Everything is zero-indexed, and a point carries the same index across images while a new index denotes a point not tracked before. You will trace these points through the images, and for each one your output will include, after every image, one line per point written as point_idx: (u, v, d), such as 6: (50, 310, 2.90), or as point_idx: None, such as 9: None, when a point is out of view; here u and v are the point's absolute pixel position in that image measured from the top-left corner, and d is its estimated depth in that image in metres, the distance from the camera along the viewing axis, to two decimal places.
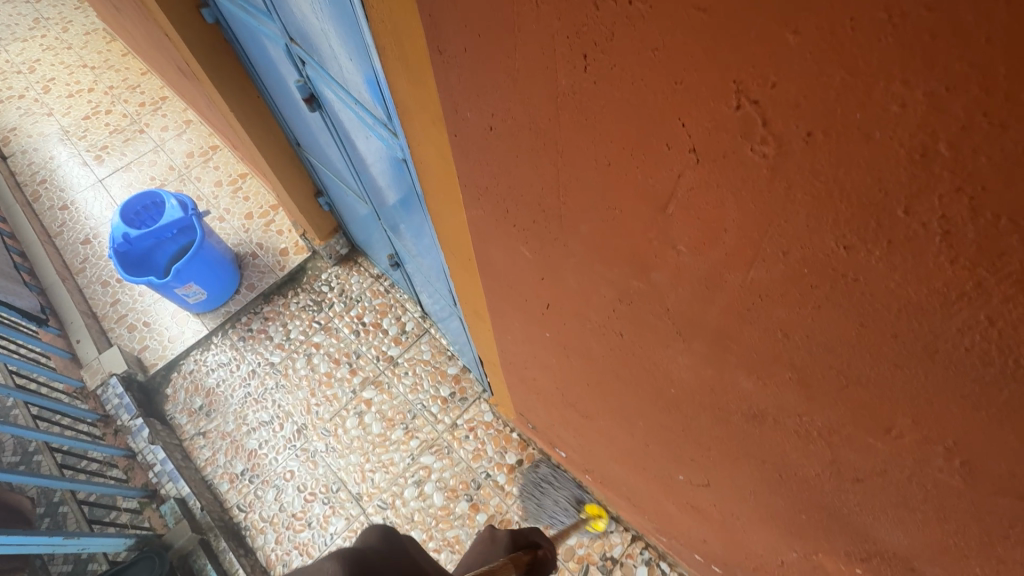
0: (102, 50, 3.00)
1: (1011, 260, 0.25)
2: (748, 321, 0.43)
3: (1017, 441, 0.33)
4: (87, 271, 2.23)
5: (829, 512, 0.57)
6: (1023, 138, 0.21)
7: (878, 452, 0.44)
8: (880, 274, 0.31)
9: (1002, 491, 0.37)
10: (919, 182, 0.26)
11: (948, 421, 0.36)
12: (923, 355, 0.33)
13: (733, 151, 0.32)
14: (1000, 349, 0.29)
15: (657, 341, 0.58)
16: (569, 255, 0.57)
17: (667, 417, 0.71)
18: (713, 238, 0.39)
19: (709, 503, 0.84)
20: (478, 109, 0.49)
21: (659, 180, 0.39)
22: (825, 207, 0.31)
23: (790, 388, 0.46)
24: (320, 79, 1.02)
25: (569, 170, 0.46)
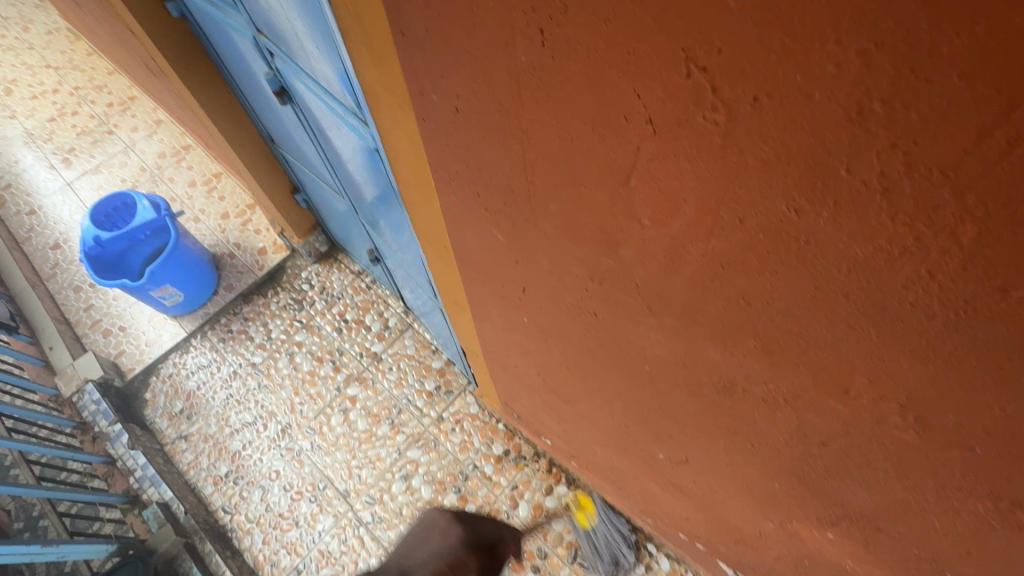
0: (66, 50, 2.91)
1: (944, 212, 0.26)
2: (712, 292, 0.44)
3: (963, 392, 0.34)
4: (58, 277, 2.17)
5: (800, 478, 0.59)
6: (947, 92, 0.23)
7: (839, 414, 0.45)
8: (828, 236, 0.32)
9: (953, 443, 0.38)
10: (858, 142, 0.27)
11: (901, 377, 0.37)
12: (874, 315, 0.35)
13: (687, 120, 0.33)
14: (941, 302, 0.30)
15: (629, 319, 0.59)
16: (541, 236, 0.58)
17: (644, 395, 0.73)
18: (674, 209, 0.40)
19: (689, 479, 0.86)
20: (443, 91, 0.50)
21: (620, 154, 0.39)
22: (775, 172, 0.32)
23: (755, 357, 0.47)
24: (289, 71, 1.01)
25: (535, 149, 0.46)
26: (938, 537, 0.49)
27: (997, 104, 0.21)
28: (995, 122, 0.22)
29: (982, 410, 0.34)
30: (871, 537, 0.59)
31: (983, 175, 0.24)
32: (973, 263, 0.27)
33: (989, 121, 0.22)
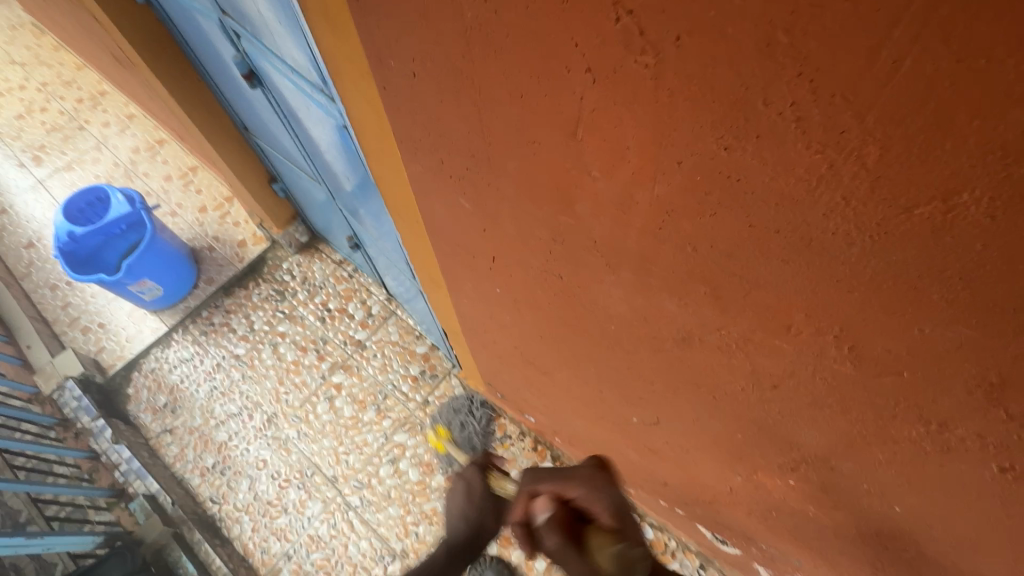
0: (31, 45, 2.85)
1: (849, 137, 0.29)
2: (662, 241, 0.46)
3: (884, 317, 0.37)
4: (33, 276, 2.14)
5: (758, 424, 0.62)
6: (838, 18, 0.25)
7: (786, 354, 0.48)
8: (755, 170, 0.34)
9: (883, 371, 0.41)
10: (770, 74, 0.29)
11: (833, 309, 0.40)
12: (801, 248, 0.37)
13: (621, 64, 0.35)
14: (858, 227, 0.33)
15: (592, 277, 0.60)
16: (503, 199, 0.59)
17: (613, 357, 0.75)
18: (620, 158, 0.42)
19: (662, 441, 0.88)
20: (399, 56, 0.51)
21: (566, 105, 0.41)
22: (703, 110, 0.33)
23: (705, 304, 0.50)
24: (257, 53, 1.01)
25: (488, 108, 0.48)
26: (882, 469, 0.52)
27: (879, 23, 0.24)
28: (880, 42, 0.24)
29: (904, 333, 0.37)
30: (827, 479, 0.62)
31: (876, 96, 0.26)
32: (879, 185, 0.30)
33: (875, 42, 0.24)
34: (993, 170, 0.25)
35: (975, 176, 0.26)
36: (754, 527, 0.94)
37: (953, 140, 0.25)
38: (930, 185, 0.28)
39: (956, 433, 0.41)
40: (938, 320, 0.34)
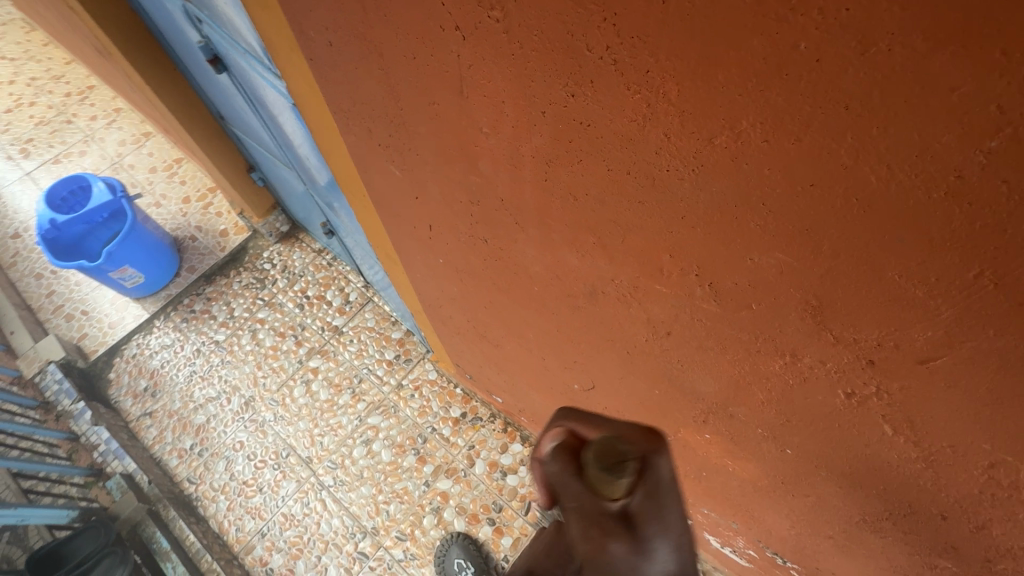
0: (21, 41, 2.89)
1: (653, 75, 0.33)
2: (551, 193, 0.50)
3: (724, 250, 0.41)
4: (19, 265, 2.18)
5: (668, 376, 0.66)
6: None
7: (667, 298, 0.52)
8: (597, 115, 0.39)
9: (739, 305, 0.45)
10: (585, 20, 0.33)
11: (688, 247, 0.44)
12: (650, 187, 0.41)
13: (480, 21, 0.39)
14: (683, 163, 0.37)
15: (509, 237, 0.64)
16: (424, 163, 0.63)
17: (544, 321, 0.79)
18: (500, 113, 0.46)
19: (602, 407, 0.92)
20: (316, 26, 0.55)
21: (449, 64, 0.45)
22: (547, 59, 0.37)
23: (597, 254, 0.54)
24: (219, 38, 1.05)
25: (393, 72, 0.52)
26: (766, 410, 0.56)
27: None
28: None
29: (742, 264, 0.41)
30: (733, 429, 0.66)
31: (659, 34, 0.30)
32: (686, 118, 0.34)
33: None
34: (756, 96, 0.29)
35: (747, 103, 0.30)
36: (694, 493, 0.97)
37: (721, 70, 0.30)
38: (719, 115, 0.32)
39: (807, 363, 0.45)
40: (762, 247, 0.38)
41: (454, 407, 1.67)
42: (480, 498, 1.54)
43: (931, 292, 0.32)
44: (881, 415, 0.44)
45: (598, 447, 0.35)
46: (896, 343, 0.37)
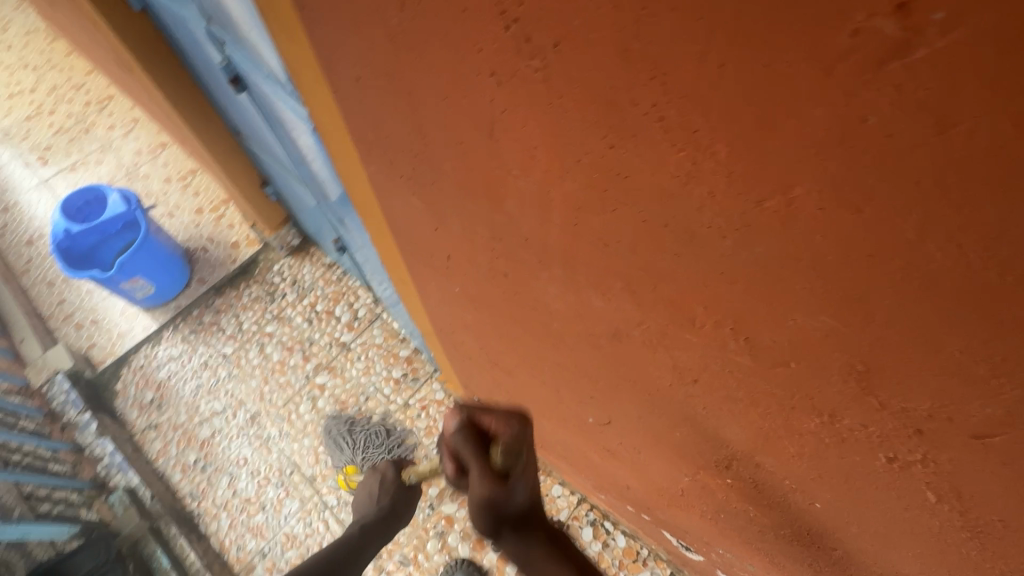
0: (44, 50, 2.94)
1: (701, 134, 0.31)
2: (579, 237, 0.49)
3: (766, 308, 0.39)
4: (32, 272, 2.19)
5: (691, 422, 0.63)
6: (666, 21, 0.28)
7: (696, 347, 0.50)
8: (635, 167, 0.37)
9: (776, 361, 0.43)
10: (631, 77, 0.32)
11: (724, 302, 0.42)
12: (688, 241, 0.40)
13: (518, 68, 0.38)
14: (726, 221, 0.35)
15: (530, 274, 0.63)
16: (446, 198, 0.62)
17: (561, 354, 0.77)
18: (531, 157, 0.45)
19: (617, 442, 0.90)
20: (343, 61, 0.54)
21: (480, 106, 0.44)
22: (587, 110, 0.36)
23: (624, 298, 0.52)
24: (240, 59, 1.06)
25: (421, 110, 0.51)
26: (796, 464, 0.54)
27: (701, 32, 0.27)
28: (705, 48, 0.27)
29: (783, 323, 0.39)
30: (757, 477, 0.63)
31: (713, 95, 0.29)
32: (733, 178, 0.32)
33: (701, 49, 0.27)
34: (815, 164, 0.28)
35: (804, 170, 0.29)
36: (709, 532, 0.93)
37: (778, 136, 0.28)
38: (770, 179, 0.31)
39: (846, 423, 0.43)
40: (805, 310, 0.37)
41: None
42: None
43: (994, 370, 0.30)
44: (924, 481, 0.42)
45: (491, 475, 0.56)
46: (949, 415, 0.35)
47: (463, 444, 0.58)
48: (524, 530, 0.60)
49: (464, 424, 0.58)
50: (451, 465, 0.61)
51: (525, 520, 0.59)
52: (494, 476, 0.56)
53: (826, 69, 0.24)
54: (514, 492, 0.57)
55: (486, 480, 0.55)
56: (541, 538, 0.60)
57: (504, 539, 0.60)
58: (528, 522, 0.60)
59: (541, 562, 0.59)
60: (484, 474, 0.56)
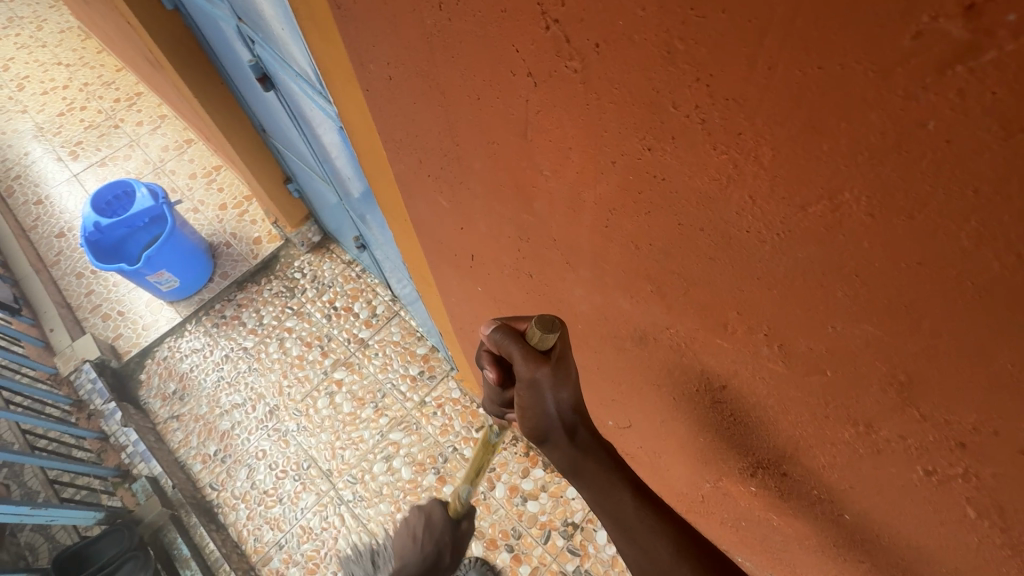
0: (77, 48, 3.01)
1: (745, 137, 0.31)
2: (610, 239, 0.49)
3: (803, 315, 0.39)
4: (62, 263, 2.25)
5: (716, 427, 0.63)
6: (716, 25, 0.27)
7: (727, 352, 0.49)
8: (674, 169, 0.37)
9: (811, 369, 0.43)
10: (674, 78, 0.31)
11: (759, 308, 0.41)
12: (724, 245, 0.39)
13: (556, 69, 0.38)
14: (767, 225, 0.35)
15: (557, 275, 0.63)
16: (474, 198, 0.63)
17: (584, 356, 0.76)
18: (565, 158, 0.44)
19: (637, 445, 0.89)
20: (377, 60, 0.55)
21: (515, 107, 0.44)
22: (625, 111, 0.36)
23: (653, 301, 0.52)
24: (269, 58, 1.08)
25: (454, 110, 0.51)
26: (826, 473, 0.53)
27: (754, 32, 0.26)
28: (755, 50, 0.27)
29: (821, 331, 0.39)
30: (783, 486, 0.62)
31: (761, 98, 0.29)
32: (776, 183, 0.32)
33: (752, 51, 0.27)
34: (865, 169, 0.27)
35: (852, 175, 0.28)
36: (728, 540, 0.92)
37: (828, 140, 0.28)
38: (817, 184, 0.30)
39: (882, 434, 0.42)
40: (845, 318, 0.36)
41: (473, 427, 1.65)
42: (499, 523, 1.40)
43: None
44: (965, 497, 0.41)
45: (541, 328, 0.52)
46: (995, 430, 0.34)
47: (503, 346, 0.55)
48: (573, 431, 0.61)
49: (501, 327, 0.55)
50: (494, 373, 0.60)
51: (574, 422, 0.60)
52: (541, 362, 0.53)
53: (884, 72, 0.24)
54: (563, 387, 0.57)
55: (534, 366, 0.53)
56: (588, 440, 0.61)
57: (553, 441, 0.61)
58: (577, 426, 0.61)
59: (587, 465, 0.60)
60: (531, 360, 0.53)
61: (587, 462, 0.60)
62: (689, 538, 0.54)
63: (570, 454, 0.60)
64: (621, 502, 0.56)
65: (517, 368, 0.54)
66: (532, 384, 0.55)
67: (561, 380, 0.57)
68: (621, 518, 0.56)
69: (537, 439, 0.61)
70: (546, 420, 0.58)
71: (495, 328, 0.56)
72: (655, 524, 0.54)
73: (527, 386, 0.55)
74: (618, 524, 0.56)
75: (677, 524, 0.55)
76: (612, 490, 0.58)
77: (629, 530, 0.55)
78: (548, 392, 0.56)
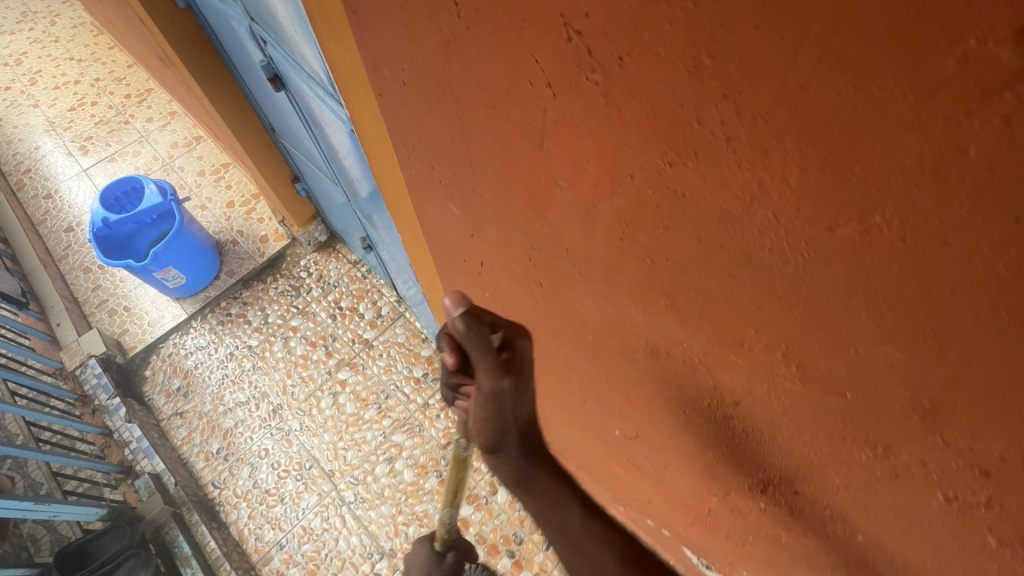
0: (89, 43, 3.03)
1: (772, 156, 0.30)
2: (624, 252, 0.48)
3: (824, 336, 0.38)
4: (70, 258, 2.26)
5: (727, 443, 0.61)
6: (747, 41, 0.27)
7: (742, 370, 0.49)
8: (696, 185, 0.36)
9: (829, 391, 0.42)
10: (700, 94, 0.31)
11: (778, 326, 0.41)
12: (744, 262, 0.38)
13: (576, 80, 0.37)
14: (791, 245, 0.34)
15: (568, 285, 0.62)
16: (486, 205, 0.62)
17: (593, 366, 0.75)
18: (582, 170, 0.44)
19: (643, 456, 0.88)
20: (391, 65, 0.55)
21: (532, 117, 0.44)
22: (647, 125, 0.35)
23: (667, 315, 0.51)
24: (281, 58, 1.07)
25: (468, 117, 0.51)
26: (841, 494, 0.52)
27: (787, 50, 0.26)
28: (788, 69, 0.26)
29: (843, 353, 0.38)
30: (794, 504, 0.61)
31: (791, 117, 0.28)
32: (803, 204, 0.31)
33: (785, 68, 0.26)
34: (898, 193, 0.27)
35: (884, 198, 0.27)
36: (734, 553, 0.91)
37: (861, 162, 0.27)
38: (846, 207, 0.29)
39: (902, 458, 0.41)
40: (869, 340, 0.35)
41: None
42: (501, 528, 1.39)
43: None
44: (986, 524, 0.40)
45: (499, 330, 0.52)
46: (1021, 460, 0.33)
47: (464, 337, 0.52)
48: (527, 447, 0.65)
49: (463, 313, 0.51)
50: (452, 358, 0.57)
51: (527, 437, 0.64)
52: (498, 370, 0.54)
53: (924, 95, 0.23)
54: (522, 403, 0.60)
55: (493, 373, 0.54)
56: (537, 455, 0.66)
57: (508, 454, 0.63)
58: (530, 441, 0.65)
59: (536, 478, 0.65)
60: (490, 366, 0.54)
61: (540, 476, 0.65)
62: (631, 548, 0.63)
63: (522, 469, 0.64)
64: (569, 515, 0.64)
65: (479, 377, 0.55)
66: (492, 392, 0.56)
67: (520, 397, 0.59)
68: (571, 534, 0.63)
69: (489, 450, 0.63)
70: (503, 432, 0.61)
71: (457, 310, 0.51)
72: (600, 532, 0.63)
73: (488, 394, 0.56)
74: (566, 536, 0.64)
75: (616, 529, 0.64)
76: (561, 502, 0.65)
77: (578, 545, 0.63)
78: (509, 406, 0.58)
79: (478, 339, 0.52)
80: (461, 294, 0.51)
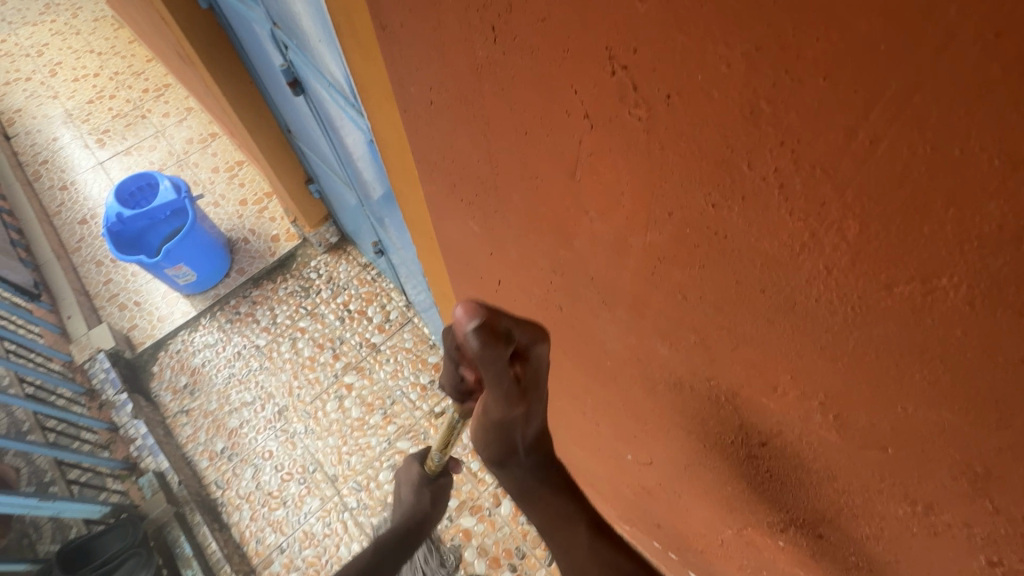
0: (110, 37, 3.06)
1: (830, 208, 0.28)
2: (655, 285, 0.46)
3: (868, 388, 0.36)
4: (83, 250, 2.27)
5: (749, 480, 0.59)
6: (813, 90, 0.25)
7: (773, 412, 0.47)
8: (741, 229, 0.34)
9: (868, 444, 0.40)
10: (754, 139, 0.29)
11: (817, 374, 0.39)
12: (786, 309, 0.36)
13: (617, 114, 0.36)
14: (841, 298, 0.32)
15: (589, 311, 0.60)
16: (508, 227, 0.60)
17: (610, 391, 0.73)
18: (616, 202, 0.42)
19: (656, 482, 0.86)
20: (418, 83, 0.53)
21: (566, 146, 0.42)
22: (692, 165, 0.34)
23: (695, 352, 0.49)
24: (301, 63, 1.07)
25: (496, 139, 0.49)
26: (870, 544, 0.49)
27: (857, 104, 0.24)
28: (858, 122, 0.24)
29: (887, 408, 0.36)
30: (816, 546, 0.58)
31: (855, 171, 0.26)
32: (859, 259, 0.29)
33: (853, 122, 0.25)
34: (971, 259, 0.25)
35: (953, 262, 0.25)
36: None
37: (931, 223, 0.25)
38: (910, 266, 0.27)
39: (943, 519, 0.39)
40: (920, 400, 0.33)
41: None
42: (503, 541, 1.37)
43: None
44: None
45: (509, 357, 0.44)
46: None
47: (477, 353, 0.43)
48: (535, 461, 0.62)
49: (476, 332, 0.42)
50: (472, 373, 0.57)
51: (535, 451, 0.61)
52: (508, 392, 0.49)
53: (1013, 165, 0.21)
54: (533, 420, 0.57)
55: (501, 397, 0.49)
56: (545, 470, 0.63)
57: (512, 466, 0.62)
58: (539, 455, 0.62)
59: (540, 492, 0.62)
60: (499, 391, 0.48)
61: (544, 494, 0.62)
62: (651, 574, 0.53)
63: (527, 483, 0.62)
64: (577, 534, 0.57)
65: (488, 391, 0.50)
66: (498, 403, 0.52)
67: (531, 415, 0.56)
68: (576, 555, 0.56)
69: (495, 462, 0.62)
70: (508, 450, 0.59)
71: (470, 325, 0.42)
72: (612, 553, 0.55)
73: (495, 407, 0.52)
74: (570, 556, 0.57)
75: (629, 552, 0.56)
76: (570, 519, 0.58)
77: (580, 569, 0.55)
78: (516, 428, 0.56)
79: (490, 357, 0.44)
80: (476, 308, 0.41)
